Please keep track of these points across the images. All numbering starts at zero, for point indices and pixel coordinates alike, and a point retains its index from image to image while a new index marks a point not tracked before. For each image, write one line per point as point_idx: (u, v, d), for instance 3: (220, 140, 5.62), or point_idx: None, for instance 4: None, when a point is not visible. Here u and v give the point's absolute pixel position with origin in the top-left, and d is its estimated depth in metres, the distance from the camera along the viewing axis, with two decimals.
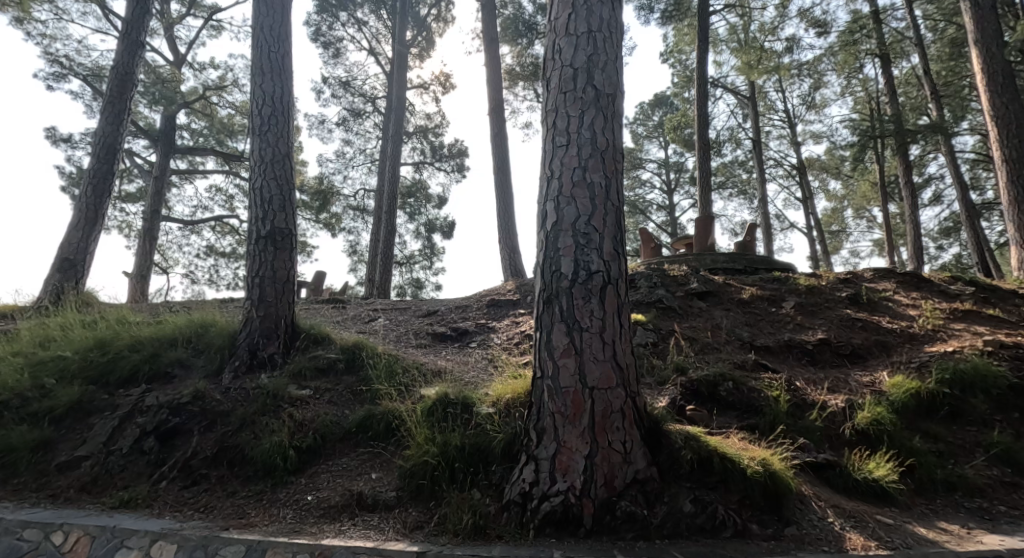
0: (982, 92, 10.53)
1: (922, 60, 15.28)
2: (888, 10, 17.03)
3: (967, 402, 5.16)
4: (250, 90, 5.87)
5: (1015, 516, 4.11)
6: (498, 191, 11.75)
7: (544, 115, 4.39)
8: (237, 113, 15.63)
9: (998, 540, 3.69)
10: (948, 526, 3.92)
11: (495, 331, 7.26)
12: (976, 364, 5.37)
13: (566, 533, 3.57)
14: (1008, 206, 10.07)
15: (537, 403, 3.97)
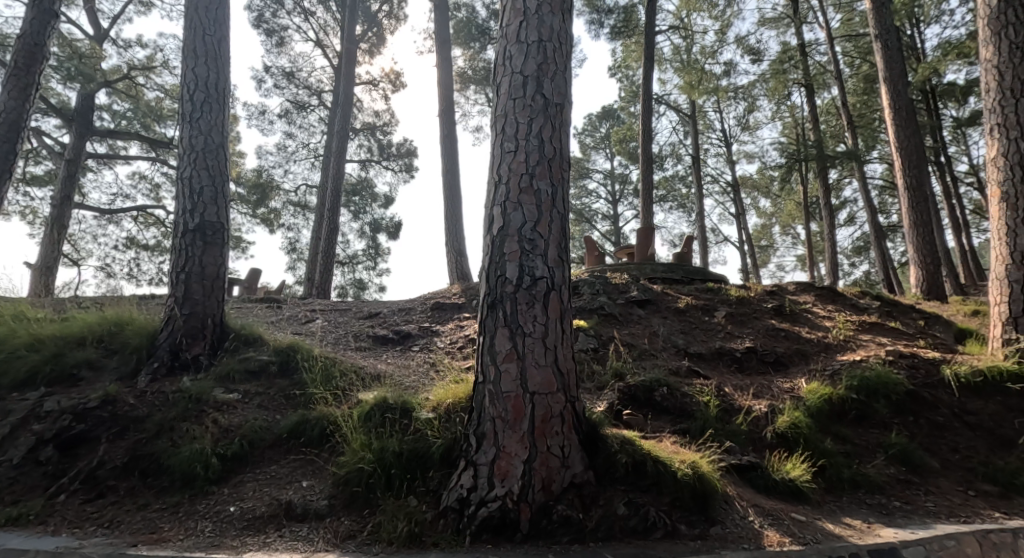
0: (888, 125, 11.43)
1: (841, 92, 16.35)
2: (813, 44, 18.13)
3: (872, 406, 5.43)
4: (181, 73, 5.56)
5: (912, 510, 4.36)
6: (445, 193, 11.65)
7: (493, 121, 4.35)
8: (166, 96, 14.81)
9: (893, 533, 3.91)
10: (853, 521, 4.12)
11: (438, 335, 7.15)
12: (879, 373, 5.65)
13: (503, 538, 3.53)
14: (909, 229, 10.96)
15: (478, 408, 3.92)
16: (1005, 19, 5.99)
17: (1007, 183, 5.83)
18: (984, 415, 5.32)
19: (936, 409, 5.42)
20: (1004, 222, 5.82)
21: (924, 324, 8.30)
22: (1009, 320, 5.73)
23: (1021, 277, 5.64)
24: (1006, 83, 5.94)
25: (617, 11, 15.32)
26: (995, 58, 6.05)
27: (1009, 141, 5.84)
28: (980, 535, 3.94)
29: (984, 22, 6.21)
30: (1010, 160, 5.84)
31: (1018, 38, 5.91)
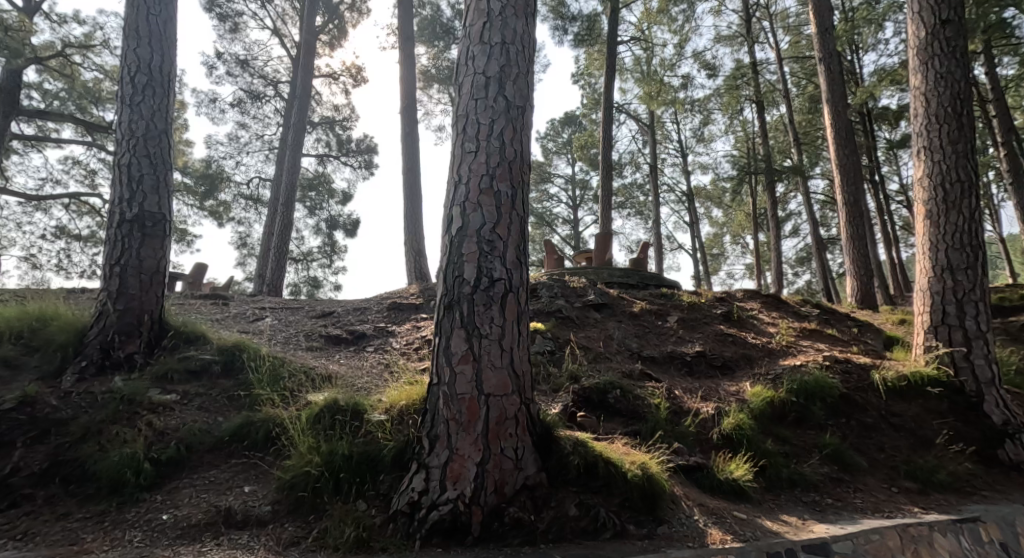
0: (830, 144, 12.02)
1: (789, 109, 17.00)
2: (764, 63, 18.80)
3: (809, 409, 5.63)
4: (122, 54, 5.29)
5: (841, 507, 4.54)
6: (406, 192, 11.49)
7: (454, 120, 4.30)
8: (105, 77, 14.08)
9: (825, 528, 4.05)
10: (788, 518, 4.25)
11: (394, 335, 7.02)
12: (817, 377, 5.85)
13: (454, 541, 3.47)
14: (846, 243, 11.56)
15: (431, 410, 3.85)
16: (930, 49, 6.33)
17: (932, 201, 6.14)
18: (906, 418, 5.65)
19: (865, 411, 5.71)
20: (928, 237, 6.13)
21: (857, 332, 8.72)
22: (932, 328, 6.05)
23: (941, 289, 5.98)
24: (931, 109, 6.26)
25: (581, 19, 15.44)
26: (923, 84, 6.38)
27: (934, 162, 6.16)
28: (900, 528, 4.12)
29: (913, 50, 6.53)
30: (934, 180, 6.16)
31: (942, 67, 6.24)
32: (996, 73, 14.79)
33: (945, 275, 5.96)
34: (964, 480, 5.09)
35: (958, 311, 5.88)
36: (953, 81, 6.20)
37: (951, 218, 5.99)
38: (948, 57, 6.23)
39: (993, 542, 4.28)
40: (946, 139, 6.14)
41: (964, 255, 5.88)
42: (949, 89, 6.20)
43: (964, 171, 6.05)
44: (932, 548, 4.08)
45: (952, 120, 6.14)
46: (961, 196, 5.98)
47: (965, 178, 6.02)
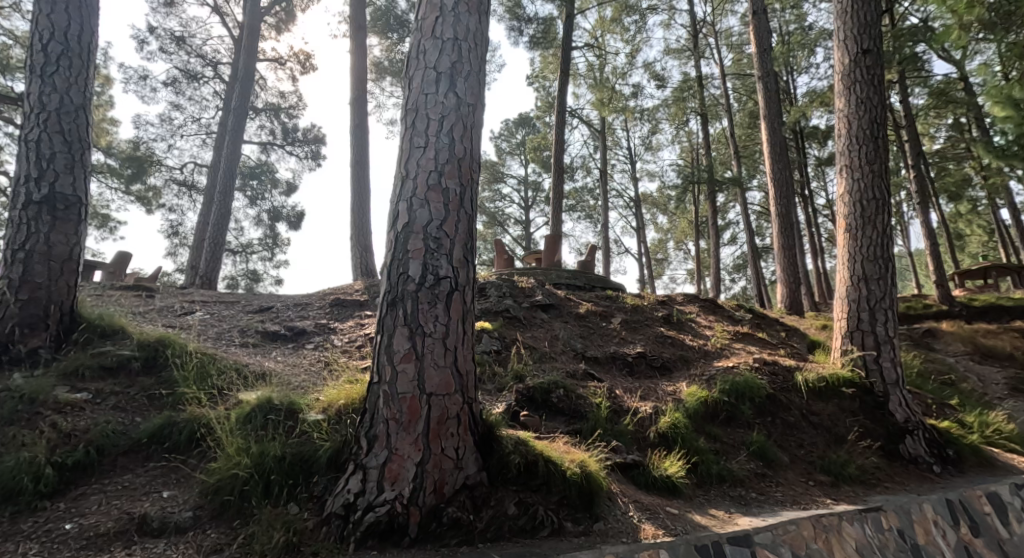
0: (768, 158, 12.54)
1: (730, 123, 17.66)
2: (709, 77, 19.45)
3: (739, 408, 5.82)
4: (32, 18, 4.90)
5: (763, 500, 4.71)
6: (353, 186, 11.19)
7: (403, 114, 4.19)
8: (17, 45, 13.09)
9: (749, 521, 4.19)
10: (716, 512, 4.37)
11: (335, 333, 6.81)
12: (747, 378, 6.06)
13: (390, 543, 3.39)
14: (779, 252, 12.11)
15: (370, 409, 3.74)
16: (853, 76, 6.67)
17: (853, 215, 6.46)
18: (823, 416, 5.95)
19: (789, 410, 5.97)
20: (846, 249, 6.47)
21: (784, 336, 9.15)
22: (847, 333, 6.39)
23: (856, 297, 6.32)
24: (852, 131, 6.59)
25: (537, 21, 15.48)
26: (848, 105, 6.70)
27: (853, 181, 6.49)
28: (813, 519, 4.29)
29: (838, 75, 6.85)
30: (853, 196, 6.49)
31: (862, 92, 6.59)
32: (909, 101, 15.92)
33: (860, 284, 6.31)
34: (870, 473, 5.40)
35: (870, 318, 6.24)
36: (872, 106, 6.54)
37: (867, 232, 6.33)
38: (869, 84, 6.59)
39: (893, 529, 4.54)
40: (863, 159, 6.48)
41: (877, 267, 6.23)
42: (869, 113, 6.54)
43: (883, 188, 6.40)
44: (841, 536, 4.28)
45: (869, 142, 6.49)
46: (876, 212, 6.34)
47: (879, 197, 6.39)
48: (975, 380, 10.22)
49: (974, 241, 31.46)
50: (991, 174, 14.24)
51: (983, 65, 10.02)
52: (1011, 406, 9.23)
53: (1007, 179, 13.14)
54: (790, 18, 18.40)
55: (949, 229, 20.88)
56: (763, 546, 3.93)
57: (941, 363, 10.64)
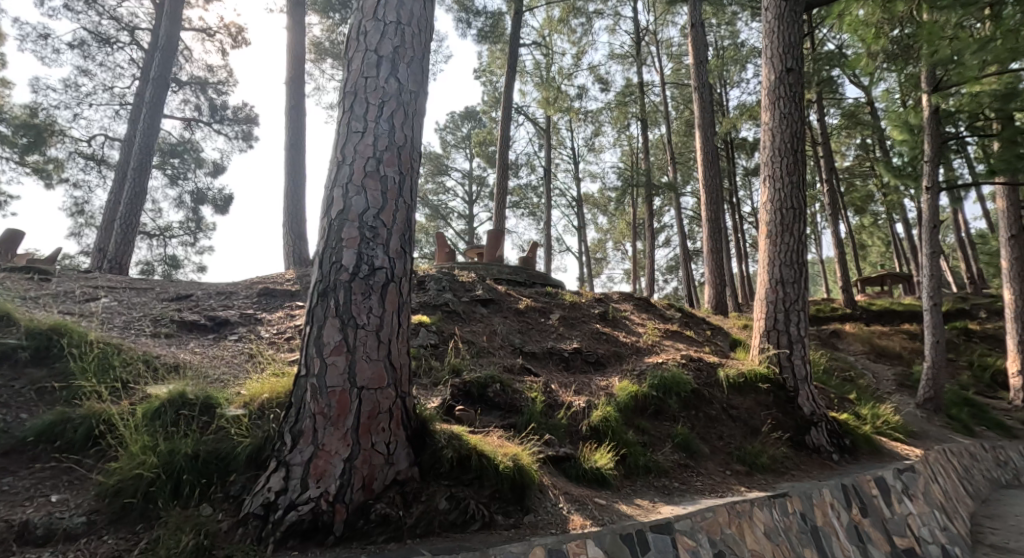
0: (703, 163, 12.97)
1: (667, 129, 18.18)
2: (650, 84, 19.92)
3: (667, 402, 5.95)
4: None
5: (684, 490, 4.82)
6: (286, 171, 10.68)
7: (340, 97, 3.99)
8: None
9: (672, 509, 4.27)
10: (641, 502, 4.43)
11: (261, 324, 6.48)
12: (675, 373, 6.21)
13: (313, 543, 3.22)
14: (709, 255, 12.57)
15: (296, 403, 3.54)
16: (782, 87, 6.93)
17: (777, 220, 6.73)
18: (741, 409, 6.19)
19: (711, 403, 6.17)
20: (768, 252, 6.76)
21: (710, 334, 9.49)
22: (766, 332, 6.69)
23: (775, 298, 6.63)
24: (778, 141, 6.86)
25: (486, 15, 15.26)
26: (777, 114, 6.96)
27: (778, 188, 6.77)
28: (728, 505, 4.43)
29: (765, 88, 7.11)
30: (778, 202, 6.77)
31: (789, 104, 6.87)
32: (826, 120, 16.93)
33: (778, 287, 6.63)
34: (781, 462, 5.64)
35: (785, 318, 6.57)
36: (797, 118, 6.84)
37: (786, 238, 6.65)
38: (796, 96, 6.88)
39: (796, 513, 4.76)
40: (790, 167, 6.76)
41: (794, 271, 6.56)
42: (796, 123, 6.83)
43: (803, 195, 6.73)
44: (751, 521, 4.44)
45: (792, 153, 6.77)
46: (794, 219, 6.66)
47: (798, 205, 6.71)
48: (870, 376, 11.03)
49: (875, 251, 34.18)
50: (888, 190, 15.41)
51: (886, 91, 10.72)
52: (900, 400, 10.02)
53: (903, 197, 14.24)
54: (725, 34, 19.11)
55: (854, 238, 22.52)
56: (683, 532, 4.02)
57: (843, 360, 11.39)
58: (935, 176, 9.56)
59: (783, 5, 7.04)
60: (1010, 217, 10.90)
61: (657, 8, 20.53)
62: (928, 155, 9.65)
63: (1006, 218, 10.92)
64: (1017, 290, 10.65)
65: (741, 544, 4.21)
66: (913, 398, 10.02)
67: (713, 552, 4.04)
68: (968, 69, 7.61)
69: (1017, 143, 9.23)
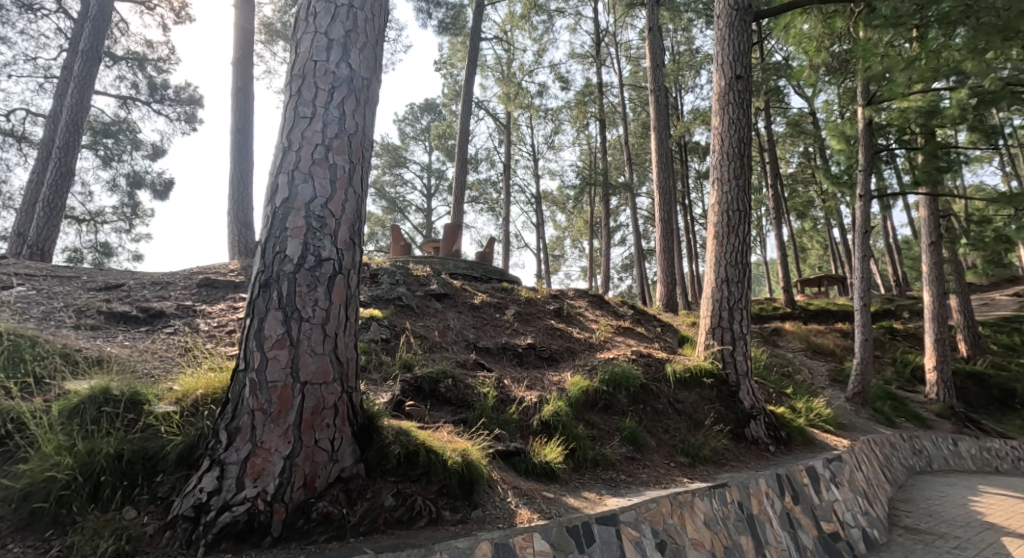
0: (658, 164, 13.18)
1: (625, 129, 18.41)
2: (609, 84, 20.12)
3: (616, 397, 5.99)
4: None
5: (630, 481, 4.87)
6: (232, 157, 10.20)
7: (288, 80, 3.80)
8: None
9: (618, 501, 4.29)
10: (588, 494, 4.44)
11: (201, 316, 6.17)
12: (625, 368, 6.27)
13: (248, 544, 3.07)
14: (661, 254, 12.81)
15: (233, 399, 3.37)
16: (733, 91, 7.06)
17: (723, 221, 6.90)
18: (686, 403, 6.31)
19: (658, 398, 6.26)
20: (714, 252, 6.92)
21: (660, 331, 9.67)
22: (710, 329, 6.85)
23: (719, 297, 6.81)
24: (726, 145, 7.01)
25: (447, 6, 14.96)
26: (726, 117, 7.09)
27: (725, 191, 6.93)
28: (671, 496, 4.49)
29: (716, 93, 7.25)
30: (726, 204, 6.92)
31: (737, 110, 7.03)
32: (773, 128, 17.54)
33: (723, 286, 6.81)
34: (721, 454, 5.78)
35: (729, 316, 6.75)
36: (744, 122, 7.01)
37: (731, 239, 6.82)
38: (745, 101, 7.03)
39: (734, 502, 4.87)
40: (736, 170, 6.92)
41: (737, 271, 6.75)
42: (743, 127, 6.99)
43: (748, 198, 6.90)
44: (692, 511, 4.51)
45: (740, 158, 6.94)
46: (739, 221, 6.84)
47: (743, 207, 6.88)
48: (805, 372, 11.52)
49: (815, 254, 35.81)
50: (826, 196, 16.07)
51: (825, 102, 11.18)
52: (833, 395, 10.49)
53: (840, 203, 14.91)
54: (681, 39, 19.47)
55: (796, 242, 23.46)
56: (627, 524, 4.04)
57: (782, 357, 11.85)
58: (867, 185, 10.04)
59: (734, 12, 7.17)
60: (931, 225, 11.58)
61: (617, 10, 20.71)
62: (861, 165, 10.15)
63: (926, 225, 11.63)
64: (936, 291, 11.28)
65: (681, 533, 4.29)
66: (843, 392, 10.50)
67: (656, 542, 4.09)
68: (897, 86, 8.01)
69: (938, 157, 9.87)
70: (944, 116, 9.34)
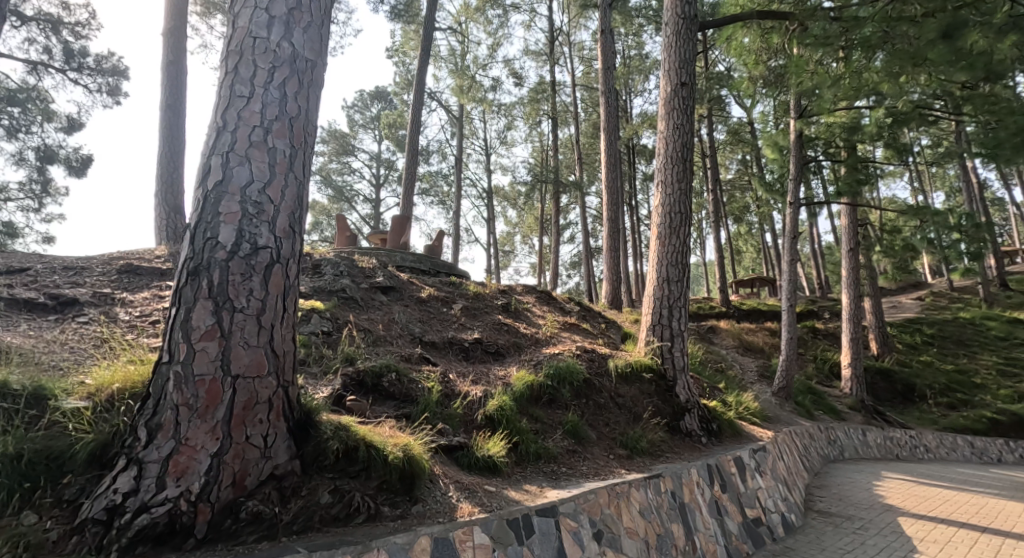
0: (608, 163, 13.31)
1: (576, 128, 18.53)
2: (562, 84, 20.21)
3: (560, 392, 5.98)
4: None
5: (571, 474, 4.86)
6: (162, 136, 9.59)
7: (223, 56, 3.54)
8: None
9: (558, 493, 4.26)
10: (530, 487, 4.39)
11: (121, 305, 5.76)
12: (569, 363, 6.27)
13: (168, 547, 2.85)
14: (608, 252, 12.98)
15: (155, 394, 3.12)
16: (679, 95, 7.17)
17: (665, 223, 7.01)
18: (628, 397, 6.37)
19: (601, 392, 6.29)
20: (657, 252, 7.02)
21: (604, 327, 9.79)
22: (651, 325, 6.96)
23: (660, 295, 6.93)
24: (670, 149, 7.11)
25: None
26: (671, 121, 7.19)
27: (669, 193, 7.03)
28: (608, 487, 4.49)
29: (662, 98, 7.34)
30: (668, 207, 7.03)
31: (680, 116, 7.14)
32: (715, 135, 18.10)
33: (664, 285, 6.93)
34: (657, 446, 5.86)
35: (669, 314, 6.87)
36: (686, 129, 7.13)
37: (673, 240, 6.93)
38: (690, 106, 7.15)
39: (668, 492, 4.94)
40: (677, 175, 7.04)
41: (677, 271, 6.88)
42: (686, 132, 7.12)
43: (688, 203, 7.03)
44: (628, 501, 4.53)
45: (684, 162, 7.06)
46: (681, 223, 6.97)
47: (684, 210, 7.02)
48: (737, 367, 11.97)
49: (750, 257, 37.43)
50: (761, 202, 16.72)
51: (762, 113, 11.60)
52: (762, 389, 10.96)
53: (773, 209, 15.56)
54: (632, 43, 19.76)
55: (732, 244, 24.37)
56: (566, 515, 4.01)
57: (717, 353, 12.25)
58: (797, 193, 10.51)
59: (681, 21, 7.25)
60: (851, 234, 12.20)
61: (571, 10, 20.78)
62: (792, 174, 10.63)
63: (847, 235, 12.25)
64: (853, 294, 11.87)
65: (617, 523, 4.31)
66: (771, 387, 10.97)
67: (593, 533, 4.09)
68: (824, 102, 8.35)
69: (858, 170, 10.33)
70: (865, 132, 9.59)
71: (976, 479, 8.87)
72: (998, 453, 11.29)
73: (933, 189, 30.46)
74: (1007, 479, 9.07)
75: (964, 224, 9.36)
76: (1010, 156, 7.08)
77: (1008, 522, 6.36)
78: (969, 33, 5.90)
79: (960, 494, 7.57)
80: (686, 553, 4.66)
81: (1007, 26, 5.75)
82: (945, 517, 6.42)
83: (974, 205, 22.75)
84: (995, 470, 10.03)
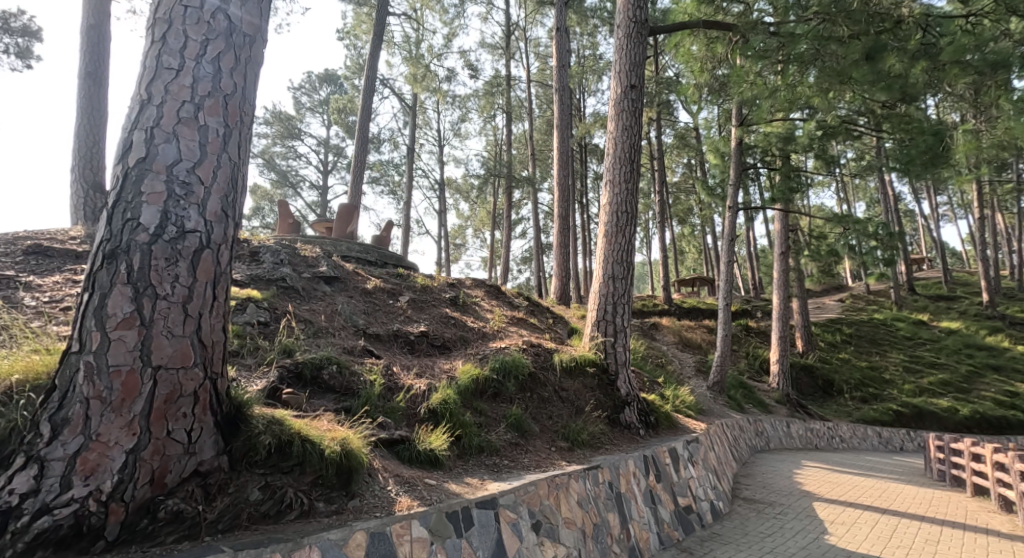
0: (560, 159, 13.37)
1: (529, 123, 18.53)
2: (516, 79, 20.16)
3: (504, 385, 5.94)
4: None
5: (513, 466, 4.84)
6: (81, 107, 8.93)
7: (150, 23, 3.30)
8: None
9: (500, 486, 4.21)
10: (471, 480, 4.33)
11: (29, 289, 5.33)
12: (514, 357, 6.25)
13: (72, 552, 2.64)
14: (557, 248, 13.03)
15: (61, 386, 2.87)
16: (627, 95, 7.23)
17: (611, 222, 7.08)
18: (570, 391, 6.41)
19: (544, 386, 6.30)
20: (604, 250, 7.08)
21: (551, 322, 9.83)
22: (596, 321, 7.03)
23: (605, 293, 7.01)
24: (618, 149, 7.17)
25: None
26: (619, 120, 7.25)
27: (616, 192, 7.11)
28: (549, 479, 4.49)
29: (612, 99, 7.39)
30: (615, 207, 7.11)
31: (628, 117, 7.21)
32: (663, 138, 18.51)
33: (609, 282, 7.01)
34: (596, 438, 5.93)
35: (613, 311, 6.96)
36: (635, 129, 7.21)
37: (619, 238, 7.02)
38: (638, 106, 7.23)
39: (605, 483, 4.98)
40: (622, 176, 7.12)
41: (621, 268, 6.98)
42: (634, 132, 7.20)
43: (634, 203, 7.13)
44: (567, 492, 4.55)
45: (630, 162, 7.14)
46: (627, 222, 7.05)
47: (630, 209, 7.10)
48: (676, 362, 12.29)
49: (693, 257, 38.71)
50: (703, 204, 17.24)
51: (707, 118, 11.91)
52: (697, 383, 11.30)
53: (715, 211, 16.07)
54: (587, 43, 19.92)
55: (676, 244, 25.03)
56: (506, 507, 3.98)
57: (657, 349, 12.54)
58: (736, 197, 10.87)
59: (632, 23, 7.31)
60: (783, 238, 12.73)
61: (527, 6, 20.74)
62: (733, 179, 11.00)
63: (780, 238, 12.78)
64: (784, 294, 12.41)
65: (555, 514, 4.32)
66: (705, 381, 11.33)
67: (531, 524, 4.07)
68: (763, 112, 8.64)
69: (792, 178, 10.80)
70: (798, 143, 10.10)
71: (885, 467, 9.47)
72: (902, 443, 12.11)
73: (858, 199, 32.42)
74: (908, 466, 9.73)
75: (880, 233, 9.96)
76: (919, 171, 7.66)
77: (909, 505, 6.80)
78: (887, 57, 6.30)
79: (868, 480, 8.04)
80: (621, 542, 4.72)
81: (918, 53, 6.28)
82: (854, 501, 6.79)
83: (891, 214, 24.33)
84: (902, 459, 10.74)
